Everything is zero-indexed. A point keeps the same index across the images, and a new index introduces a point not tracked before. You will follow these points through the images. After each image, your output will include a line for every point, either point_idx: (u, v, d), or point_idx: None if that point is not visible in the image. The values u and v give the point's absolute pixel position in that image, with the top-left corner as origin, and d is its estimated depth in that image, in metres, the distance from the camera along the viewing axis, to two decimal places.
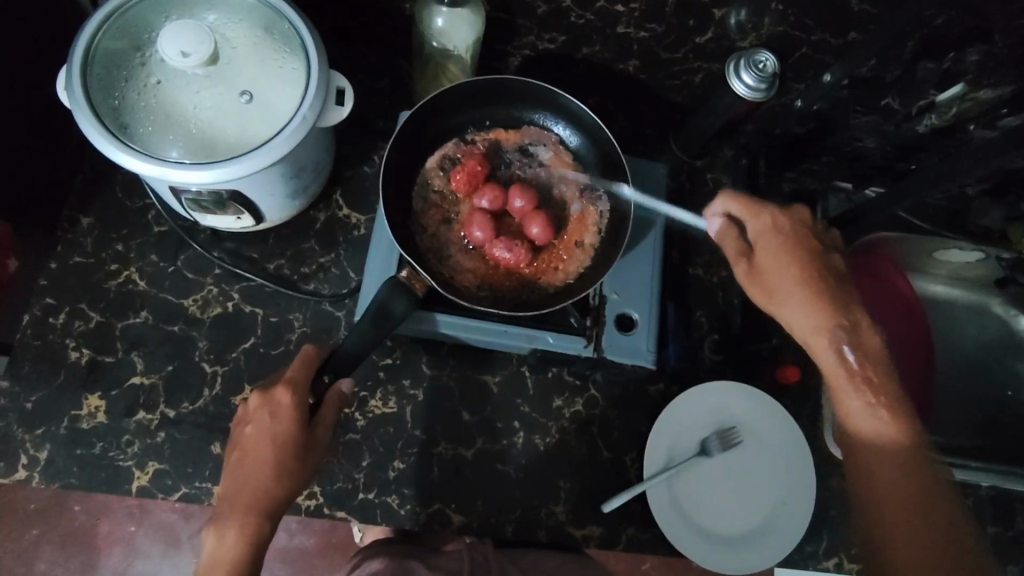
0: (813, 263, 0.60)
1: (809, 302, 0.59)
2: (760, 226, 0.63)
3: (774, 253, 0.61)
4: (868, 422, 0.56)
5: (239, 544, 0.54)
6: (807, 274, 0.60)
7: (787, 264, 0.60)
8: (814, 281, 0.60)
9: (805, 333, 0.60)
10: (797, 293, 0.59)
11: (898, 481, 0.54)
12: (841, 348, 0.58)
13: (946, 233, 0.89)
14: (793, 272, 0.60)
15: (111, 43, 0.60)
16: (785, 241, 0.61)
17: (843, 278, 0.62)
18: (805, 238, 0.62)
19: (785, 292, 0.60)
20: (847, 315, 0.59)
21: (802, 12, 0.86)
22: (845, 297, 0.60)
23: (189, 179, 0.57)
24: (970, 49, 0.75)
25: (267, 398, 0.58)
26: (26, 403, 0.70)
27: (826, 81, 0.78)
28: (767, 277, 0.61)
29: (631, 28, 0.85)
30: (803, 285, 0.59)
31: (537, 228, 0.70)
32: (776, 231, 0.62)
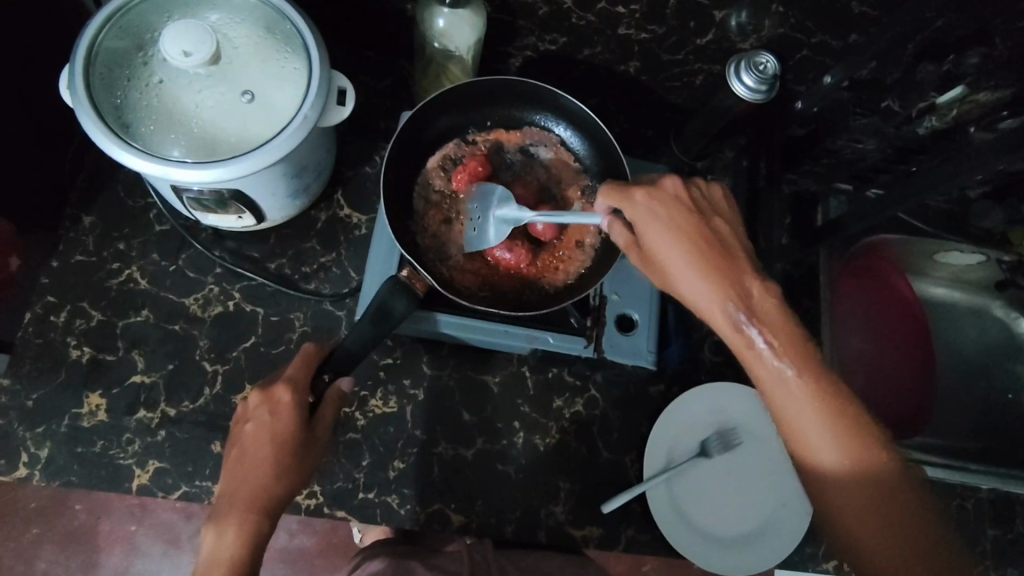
0: (697, 239, 0.56)
1: (703, 280, 0.54)
2: (637, 212, 0.57)
3: (660, 237, 0.56)
4: (794, 403, 0.50)
5: (236, 544, 0.54)
6: (696, 254, 0.55)
7: (674, 243, 0.55)
8: (705, 259, 0.55)
9: (712, 320, 0.53)
10: (689, 270, 0.54)
11: (839, 469, 0.48)
12: (742, 325, 0.52)
13: (952, 237, 0.88)
14: (681, 250, 0.55)
15: (114, 42, 0.60)
16: (665, 219, 0.56)
17: (731, 246, 0.56)
18: (686, 211, 0.57)
19: (677, 274, 0.55)
20: (741, 286, 0.54)
21: (805, 15, 0.78)
22: (738, 268, 0.55)
23: (191, 178, 0.58)
24: (970, 52, 0.71)
25: (268, 396, 0.58)
26: (27, 401, 0.70)
27: (828, 83, 0.80)
28: (658, 261, 0.56)
29: (632, 31, 0.79)
30: (694, 262, 0.54)
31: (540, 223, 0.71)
32: (655, 216, 0.57)
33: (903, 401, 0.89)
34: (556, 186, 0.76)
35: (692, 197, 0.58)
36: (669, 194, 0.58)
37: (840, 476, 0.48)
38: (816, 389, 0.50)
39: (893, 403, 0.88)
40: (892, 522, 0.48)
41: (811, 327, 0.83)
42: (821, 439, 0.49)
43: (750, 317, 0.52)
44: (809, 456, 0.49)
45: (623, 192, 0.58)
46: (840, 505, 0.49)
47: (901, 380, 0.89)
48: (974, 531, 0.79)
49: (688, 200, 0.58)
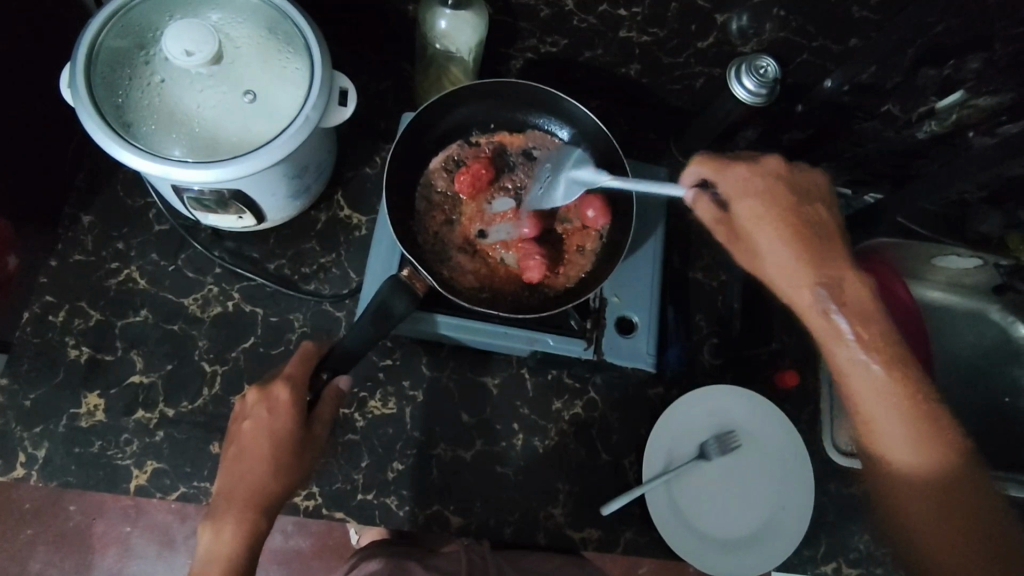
0: (795, 223, 0.58)
1: (793, 261, 0.57)
2: (734, 189, 0.60)
3: (749, 213, 0.59)
4: (872, 392, 0.54)
5: (234, 541, 0.55)
6: (791, 235, 0.58)
7: (767, 222, 0.58)
8: (801, 241, 0.57)
9: (795, 298, 0.58)
10: (779, 252, 0.58)
11: (911, 457, 0.52)
12: (830, 312, 0.56)
13: (949, 241, 0.88)
14: (774, 230, 0.58)
15: (116, 41, 0.60)
16: (757, 197, 0.59)
17: (827, 230, 0.59)
18: (780, 190, 0.60)
19: (763, 247, 0.59)
20: (833, 273, 0.57)
21: (805, 19, 0.79)
22: (834, 253, 0.58)
23: (192, 179, 0.57)
24: (971, 57, 0.71)
25: (265, 394, 0.58)
26: (25, 401, 0.69)
27: (828, 88, 0.82)
28: (745, 241, 0.60)
29: (634, 33, 0.81)
30: (786, 244, 0.57)
31: (590, 210, 0.73)
32: (750, 194, 0.60)
33: None
34: None
35: (792, 180, 0.61)
36: (770, 177, 0.60)
37: (911, 469, 0.52)
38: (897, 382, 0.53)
39: None
40: (959, 519, 0.50)
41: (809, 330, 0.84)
42: (896, 431, 0.53)
43: (837, 304, 0.56)
44: (881, 445, 0.53)
45: (717, 163, 0.61)
46: (906, 493, 0.52)
47: None
48: None
49: (786, 176, 0.61)
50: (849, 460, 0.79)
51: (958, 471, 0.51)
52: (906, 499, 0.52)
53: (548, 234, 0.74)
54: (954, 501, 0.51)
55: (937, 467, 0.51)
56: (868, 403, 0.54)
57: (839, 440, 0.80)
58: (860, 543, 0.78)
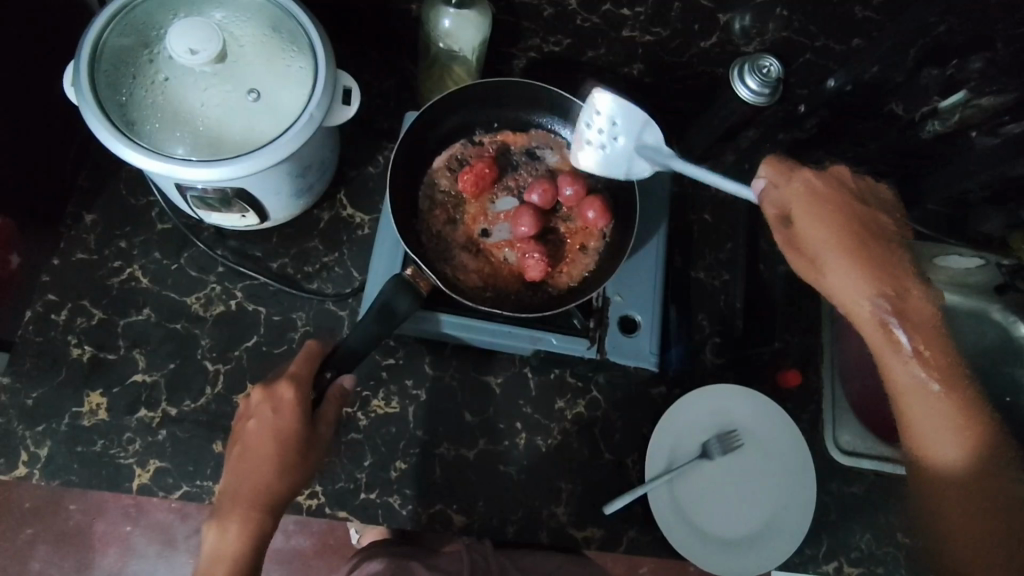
0: (859, 233, 0.55)
1: (850, 266, 0.53)
2: (794, 192, 0.55)
3: (813, 216, 0.55)
4: (918, 394, 0.52)
5: (239, 539, 0.54)
6: (854, 244, 0.54)
7: (828, 225, 0.54)
8: (861, 251, 0.54)
9: (855, 313, 0.54)
10: (837, 255, 0.54)
11: (953, 460, 0.51)
12: (887, 321, 0.53)
13: (949, 239, 0.87)
14: (834, 235, 0.54)
15: (119, 40, 0.60)
16: (818, 200, 0.55)
17: (883, 230, 0.57)
18: (838, 198, 0.56)
19: (823, 253, 0.54)
20: (890, 278, 0.54)
21: (808, 19, 0.76)
22: (891, 257, 0.55)
23: (195, 177, 0.57)
24: (974, 57, 0.72)
25: (270, 393, 0.58)
26: (27, 399, 0.69)
27: (830, 87, 0.80)
28: (804, 248, 0.55)
29: (637, 33, 0.79)
30: (843, 250, 0.54)
31: (591, 211, 0.72)
32: (812, 197, 0.55)
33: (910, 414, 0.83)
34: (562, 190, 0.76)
35: (848, 182, 0.58)
36: (834, 183, 0.57)
37: (954, 473, 0.51)
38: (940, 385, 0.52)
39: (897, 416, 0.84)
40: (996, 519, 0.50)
41: (811, 330, 0.84)
42: (946, 446, 0.51)
43: (893, 305, 0.53)
44: (926, 443, 0.52)
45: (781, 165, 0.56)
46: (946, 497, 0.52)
47: None
48: None
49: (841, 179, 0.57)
50: (851, 459, 0.79)
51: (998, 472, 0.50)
52: (947, 501, 0.52)
53: (550, 233, 0.74)
54: (993, 502, 0.50)
55: (979, 471, 0.51)
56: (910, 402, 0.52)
57: (841, 439, 0.80)
58: (861, 542, 0.78)
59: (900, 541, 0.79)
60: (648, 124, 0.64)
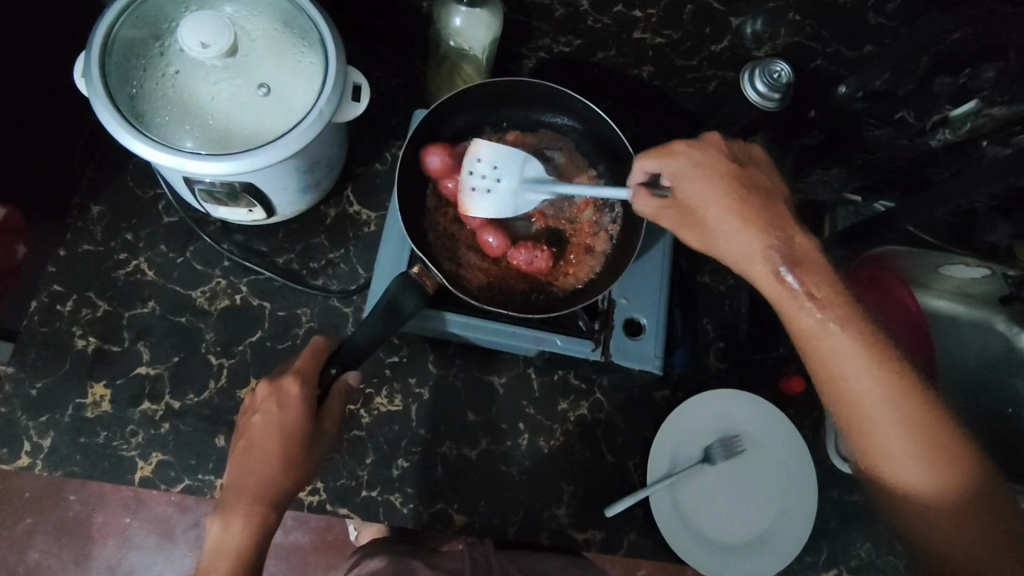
0: (743, 192, 0.58)
1: (747, 235, 0.57)
2: (678, 166, 0.60)
3: (704, 194, 0.58)
4: (845, 362, 0.52)
5: (243, 534, 0.54)
6: (740, 201, 0.57)
7: (717, 196, 0.58)
8: (748, 206, 0.57)
9: (749, 265, 0.57)
10: (733, 228, 0.57)
11: (895, 427, 0.50)
12: (780, 271, 0.55)
13: (955, 250, 0.88)
14: (724, 206, 0.58)
15: (131, 32, 0.60)
16: (708, 173, 0.59)
17: (772, 196, 0.59)
18: (730, 168, 0.59)
19: (717, 228, 0.58)
20: (792, 246, 0.56)
21: (820, 24, 0.82)
22: (773, 211, 0.58)
23: (204, 170, 0.57)
24: (988, 65, 0.70)
25: (276, 388, 0.58)
26: (31, 390, 0.69)
27: (842, 93, 0.80)
28: (699, 226, 0.59)
29: (647, 35, 0.83)
30: (732, 210, 0.57)
31: (451, 182, 0.72)
32: (695, 166, 0.59)
33: None
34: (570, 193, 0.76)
35: (738, 160, 0.61)
36: (715, 154, 0.60)
37: (898, 452, 0.50)
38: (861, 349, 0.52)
39: None
40: (956, 486, 0.49)
41: None
42: (877, 401, 0.51)
43: (792, 266, 0.55)
44: (872, 429, 0.51)
45: (664, 152, 0.60)
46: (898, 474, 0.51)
47: None
48: None
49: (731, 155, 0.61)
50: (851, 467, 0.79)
51: (943, 436, 0.50)
52: (898, 477, 0.51)
53: (556, 233, 0.75)
54: (948, 471, 0.49)
55: (926, 446, 0.50)
56: (834, 370, 0.52)
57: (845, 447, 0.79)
58: (862, 551, 0.78)
59: (900, 550, 0.79)
60: (526, 161, 0.72)
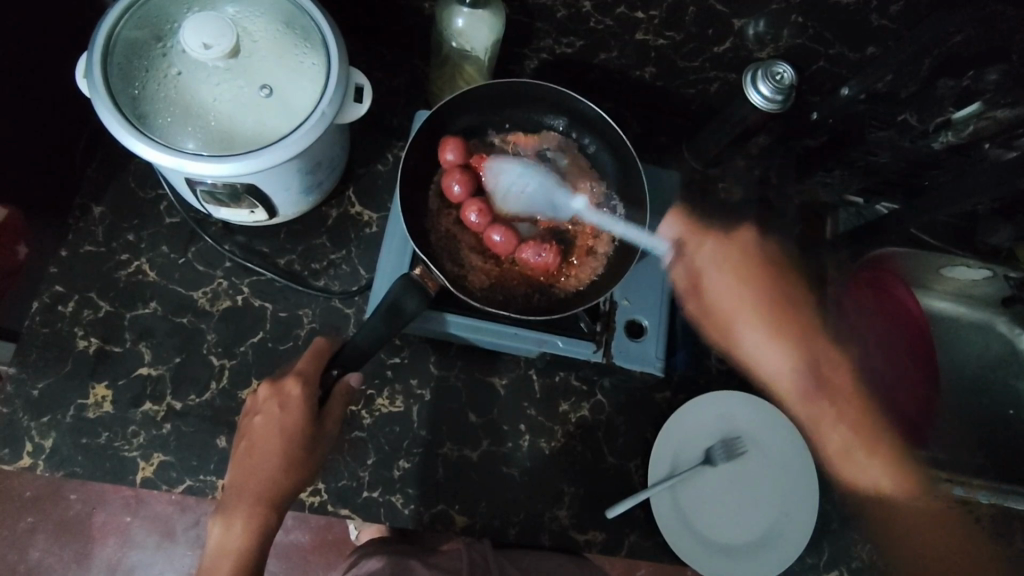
0: (747, 271, 0.82)
1: (769, 343, 0.81)
2: (697, 247, 0.80)
3: (725, 287, 0.81)
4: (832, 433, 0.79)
5: (244, 534, 0.54)
6: (740, 278, 0.81)
7: (722, 273, 0.81)
8: (743, 272, 0.81)
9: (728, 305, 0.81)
10: (759, 331, 0.81)
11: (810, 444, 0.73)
12: (746, 328, 0.81)
13: (956, 250, 0.87)
14: (746, 310, 0.82)
15: (133, 33, 0.59)
16: (732, 274, 0.81)
17: (762, 278, 0.83)
18: (740, 258, 0.82)
19: (712, 285, 0.80)
20: (783, 333, 0.81)
21: (824, 25, 0.80)
22: (759, 287, 0.82)
23: (206, 172, 0.57)
24: (991, 68, 0.72)
25: (277, 389, 0.58)
26: (33, 391, 0.69)
27: (845, 96, 0.82)
28: (733, 328, 0.82)
29: (650, 37, 0.81)
30: (734, 286, 0.81)
31: (455, 184, 0.71)
32: (715, 251, 0.81)
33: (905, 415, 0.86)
34: (573, 194, 0.76)
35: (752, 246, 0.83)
36: (735, 241, 0.83)
37: None
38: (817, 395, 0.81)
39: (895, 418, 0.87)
40: None
41: None
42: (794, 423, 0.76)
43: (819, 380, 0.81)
44: None
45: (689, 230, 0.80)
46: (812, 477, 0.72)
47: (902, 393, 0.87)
48: None
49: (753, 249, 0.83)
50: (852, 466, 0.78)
51: None
52: None
53: (559, 233, 0.74)
54: None
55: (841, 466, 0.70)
56: (824, 405, 0.81)
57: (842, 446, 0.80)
58: (863, 552, 0.78)
59: None
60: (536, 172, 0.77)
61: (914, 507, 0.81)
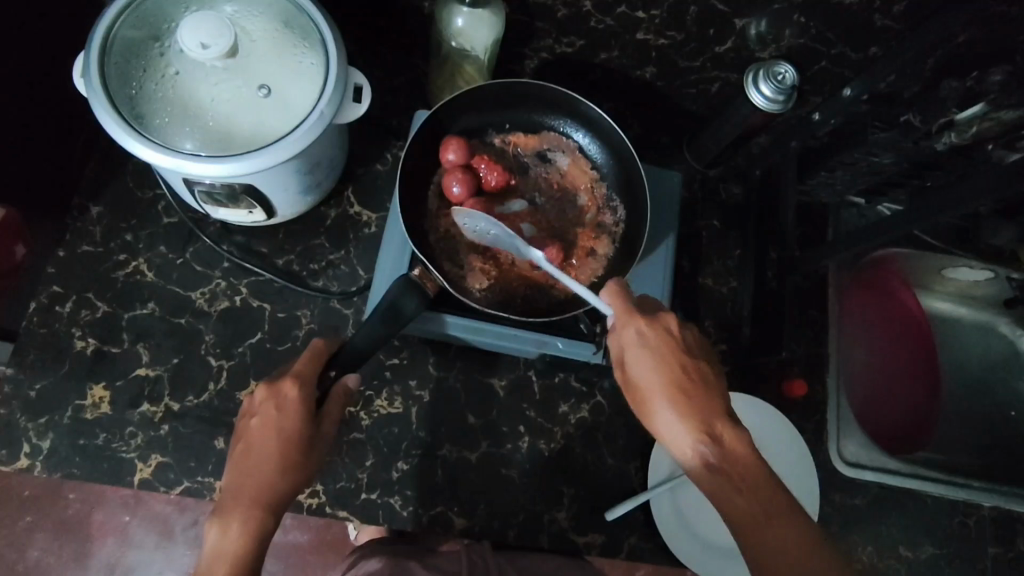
0: (682, 371, 0.54)
1: (678, 423, 0.52)
2: (625, 331, 0.56)
3: (647, 383, 0.54)
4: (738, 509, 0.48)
5: (242, 538, 0.53)
6: (681, 386, 0.53)
7: (648, 368, 0.54)
8: (692, 412, 0.52)
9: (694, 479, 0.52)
10: (667, 411, 0.53)
11: None
12: (711, 467, 0.50)
13: (956, 251, 0.88)
14: (662, 390, 0.53)
15: (131, 32, 0.59)
16: (655, 355, 0.54)
17: (702, 394, 0.53)
18: (675, 345, 0.55)
19: (639, 378, 0.54)
20: (712, 427, 0.52)
21: (824, 25, 0.81)
22: (705, 388, 0.54)
23: (204, 173, 0.57)
24: (995, 69, 0.73)
25: (274, 391, 0.58)
26: (30, 391, 0.69)
27: (846, 96, 0.77)
28: (645, 405, 0.55)
29: (652, 36, 0.83)
30: (671, 395, 0.53)
31: (456, 185, 0.70)
32: (642, 341, 0.55)
33: (905, 416, 0.90)
34: (574, 196, 0.76)
35: (686, 339, 0.56)
36: (664, 328, 0.56)
37: None
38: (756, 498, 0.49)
39: (894, 420, 0.90)
40: None
41: (817, 338, 0.84)
42: None
43: (719, 463, 0.50)
44: None
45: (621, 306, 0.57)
46: None
47: (903, 393, 0.91)
48: (975, 548, 0.80)
49: (683, 338, 0.56)
50: (854, 471, 0.78)
51: None
52: None
53: (560, 234, 0.74)
54: None
55: None
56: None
57: (845, 449, 0.80)
58: (864, 554, 0.78)
59: (902, 555, 0.79)
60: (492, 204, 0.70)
61: (917, 512, 0.80)
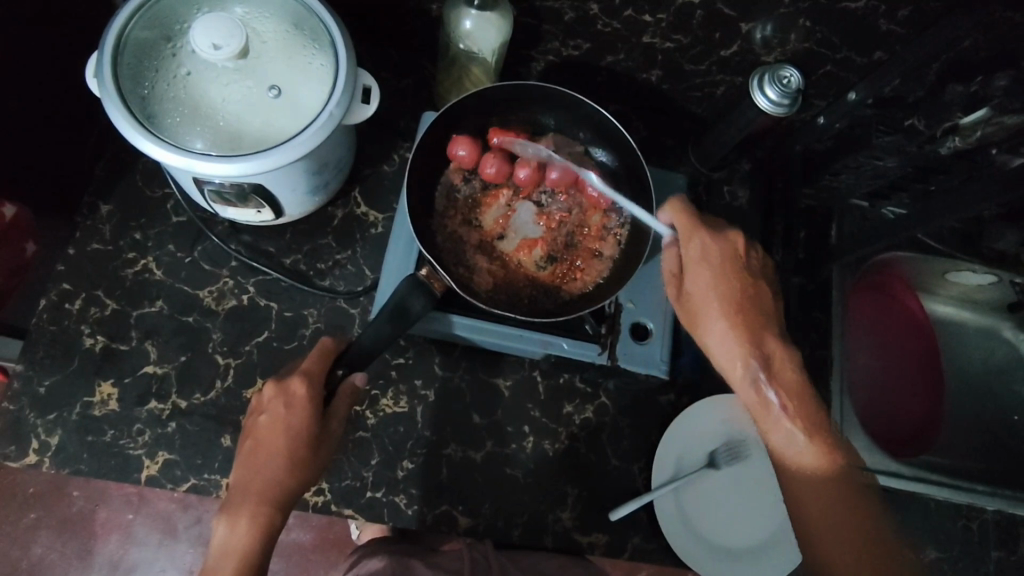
0: (739, 290, 0.62)
1: (731, 340, 0.60)
2: (691, 249, 0.63)
3: (705, 294, 0.62)
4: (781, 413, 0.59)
5: (248, 536, 0.54)
6: (734, 302, 0.61)
7: (708, 284, 0.62)
8: (741, 324, 0.61)
9: (732, 374, 0.60)
10: (721, 329, 0.61)
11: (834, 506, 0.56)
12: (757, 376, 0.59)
13: (961, 255, 0.88)
14: (719, 309, 0.61)
15: (143, 33, 0.60)
16: (714, 272, 0.62)
17: (755, 312, 0.62)
18: (734, 267, 0.63)
19: (695, 292, 0.63)
20: (762, 346, 0.61)
21: (829, 30, 0.78)
22: (756, 306, 0.63)
23: (214, 172, 0.58)
24: (1000, 74, 0.71)
25: (283, 389, 0.58)
26: (39, 387, 0.69)
27: (851, 99, 0.79)
28: (698, 320, 0.62)
29: (657, 40, 0.80)
30: (725, 309, 0.61)
31: (491, 167, 0.73)
32: (704, 258, 0.63)
33: (907, 422, 0.90)
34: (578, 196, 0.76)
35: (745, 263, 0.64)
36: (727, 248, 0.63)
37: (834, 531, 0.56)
38: (799, 408, 0.59)
39: (895, 423, 0.90)
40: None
41: (822, 340, 0.84)
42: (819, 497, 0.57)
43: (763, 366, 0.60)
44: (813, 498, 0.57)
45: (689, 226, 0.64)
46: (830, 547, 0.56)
47: (904, 396, 0.91)
48: (977, 551, 0.80)
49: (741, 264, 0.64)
50: None
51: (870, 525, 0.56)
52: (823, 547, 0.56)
53: (569, 229, 0.75)
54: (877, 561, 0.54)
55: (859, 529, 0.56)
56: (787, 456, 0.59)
57: None
58: None
59: None
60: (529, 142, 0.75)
61: (920, 514, 0.80)
